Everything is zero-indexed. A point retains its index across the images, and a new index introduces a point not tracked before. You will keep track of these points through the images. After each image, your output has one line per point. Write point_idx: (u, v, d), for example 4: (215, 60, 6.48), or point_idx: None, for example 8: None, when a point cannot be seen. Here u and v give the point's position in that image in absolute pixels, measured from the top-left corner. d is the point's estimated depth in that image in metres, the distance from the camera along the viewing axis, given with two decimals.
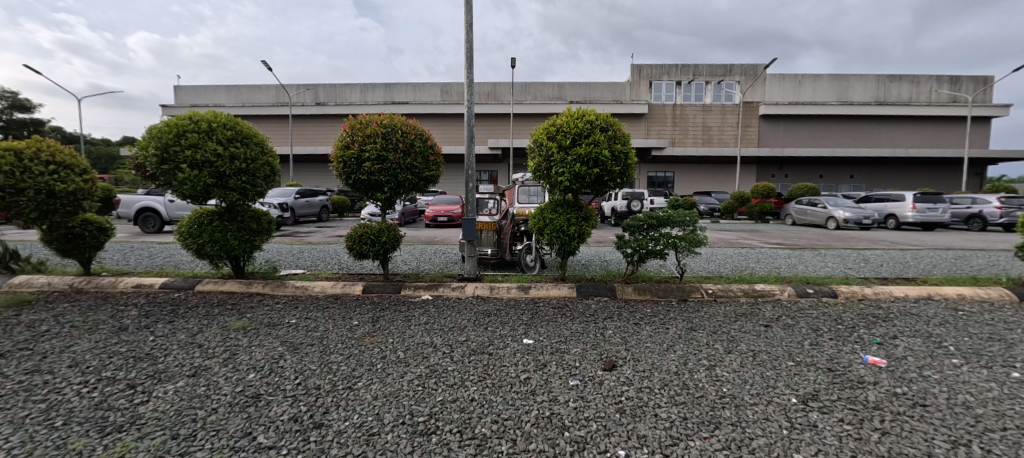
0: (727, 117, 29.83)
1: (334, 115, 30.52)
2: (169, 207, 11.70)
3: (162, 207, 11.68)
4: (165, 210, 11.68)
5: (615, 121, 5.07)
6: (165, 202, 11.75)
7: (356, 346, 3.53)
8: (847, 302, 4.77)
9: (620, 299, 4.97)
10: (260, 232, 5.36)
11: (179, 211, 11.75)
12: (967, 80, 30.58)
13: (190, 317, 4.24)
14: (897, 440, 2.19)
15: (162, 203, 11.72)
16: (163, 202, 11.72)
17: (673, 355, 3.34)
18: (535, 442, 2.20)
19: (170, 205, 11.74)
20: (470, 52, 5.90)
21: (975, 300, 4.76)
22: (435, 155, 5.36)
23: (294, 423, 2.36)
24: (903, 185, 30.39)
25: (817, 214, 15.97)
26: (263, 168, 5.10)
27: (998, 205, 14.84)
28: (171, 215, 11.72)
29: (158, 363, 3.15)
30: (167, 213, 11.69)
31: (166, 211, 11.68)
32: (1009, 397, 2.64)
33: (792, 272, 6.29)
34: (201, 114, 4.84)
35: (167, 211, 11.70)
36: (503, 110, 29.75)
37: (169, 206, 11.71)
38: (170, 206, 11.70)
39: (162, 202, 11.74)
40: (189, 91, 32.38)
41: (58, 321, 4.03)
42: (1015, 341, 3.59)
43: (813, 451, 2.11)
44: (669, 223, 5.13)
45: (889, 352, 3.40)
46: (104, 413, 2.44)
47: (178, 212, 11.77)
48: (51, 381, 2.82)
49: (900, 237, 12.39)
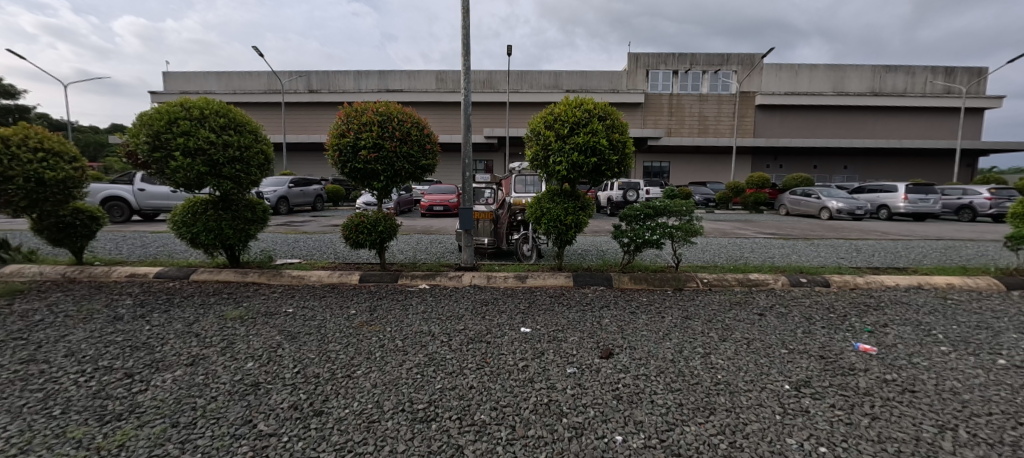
0: (723, 106, 29.91)
1: (326, 102, 30.11)
2: (139, 196, 11.54)
3: (131, 197, 11.52)
4: (135, 200, 11.53)
5: (613, 110, 5.05)
6: (133, 191, 11.55)
7: (354, 335, 3.53)
8: (840, 291, 4.85)
9: (617, 288, 5.01)
10: (255, 221, 5.32)
11: (150, 200, 11.65)
12: (963, 71, 30.80)
13: (186, 306, 4.23)
14: (887, 425, 2.24)
15: (131, 192, 11.54)
16: (133, 191, 11.53)
17: (669, 343, 3.39)
18: (534, 429, 2.23)
19: (139, 194, 11.56)
20: (467, 39, 5.83)
21: (963, 289, 4.86)
22: (432, 143, 5.31)
23: (294, 410, 2.38)
24: (896, 175, 30.68)
25: (811, 204, 16.10)
26: (257, 156, 5.03)
27: (988, 196, 15.01)
28: (141, 204, 11.60)
29: (155, 352, 3.14)
30: (137, 202, 11.56)
31: (136, 201, 11.55)
32: (995, 382, 2.71)
33: (785, 262, 6.38)
34: (194, 101, 4.76)
35: (136, 200, 11.56)
36: (500, 98, 29.55)
37: (139, 195, 11.55)
38: (140, 196, 11.55)
39: (131, 192, 11.54)
40: (179, 79, 31.76)
41: (53, 310, 3.99)
42: (1001, 329, 3.66)
43: (805, 435, 2.16)
44: (666, 213, 5.12)
45: (880, 340, 3.47)
46: (102, 401, 2.44)
47: (148, 201, 11.65)
48: (47, 371, 2.80)
49: (890, 227, 12.56)
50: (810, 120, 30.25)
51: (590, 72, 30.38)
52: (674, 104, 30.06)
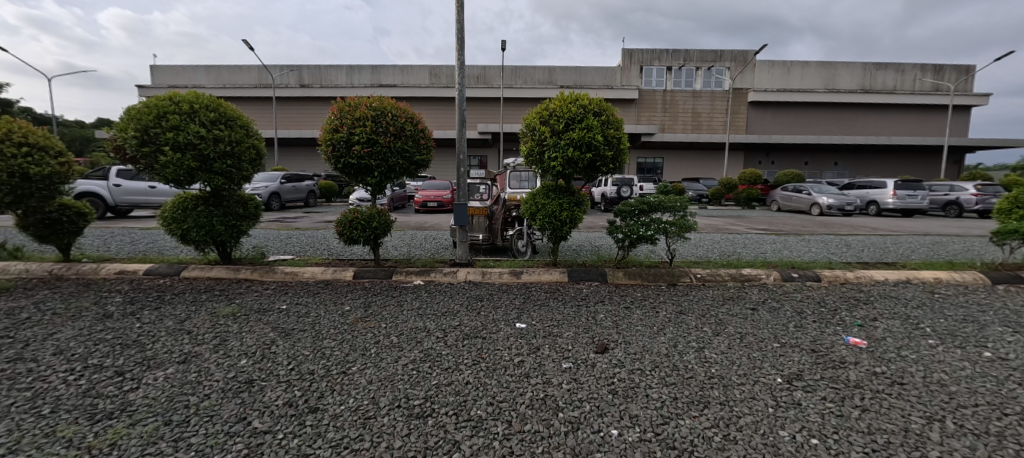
0: (717, 103, 30.03)
1: (319, 97, 29.80)
2: (114, 192, 11.35)
3: (106, 193, 11.32)
4: (110, 196, 11.34)
5: (608, 106, 5.05)
6: (109, 187, 11.36)
7: (349, 332, 3.51)
8: (830, 286, 4.92)
9: (611, 283, 5.04)
10: (246, 218, 5.26)
11: (127, 195, 11.49)
12: (951, 69, 31.19)
13: (177, 303, 4.18)
14: (876, 416, 2.29)
15: (106, 188, 11.35)
16: (108, 187, 11.34)
17: (664, 338, 3.42)
18: (530, 423, 2.24)
19: (114, 190, 11.37)
20: (462, 33, 5.78)
21: (950, 283, 4.95)
22: (426, 139, 5.28)
23: (289, 408, 2.36)
24: (884, 171, 31.10)
25: (802, 200, 16.27)
26: (249, 151, 4.96)
27: (974, 192, 15.28)
28: (117, 199, 11.42)
29: (146, 350, 3.10)
30: (112, 198, 11.37)
31: (111, 197, 11.36)
32: (980, 374, 2.77)
33: (777, 257, 6.45)
34: (183, 95, 4.68)
35: (112, 196, 11.37)
36: (494, 94, 29.45)
37: (114, 191, 11.36)
38: (115, 191, 11.36)
39: (106, 188, 11.35)
40: (167, 72, 31.23)
41: (39, 308, 3.93)
42: (987, 322, 3.74)
43: (797, 427, 2.19)
44: (660, 209, 5.16)
45: (869, 334, 3.52)
46: (93, 400, 2.41)
47: (125, 197, 11.49)
48: (36, 370, 2.76)
49: (880, 223, 12.72)
50: (801, 117, 30.50)
51: (584, 68, 30.40)
52: (668, 101, 30.13)
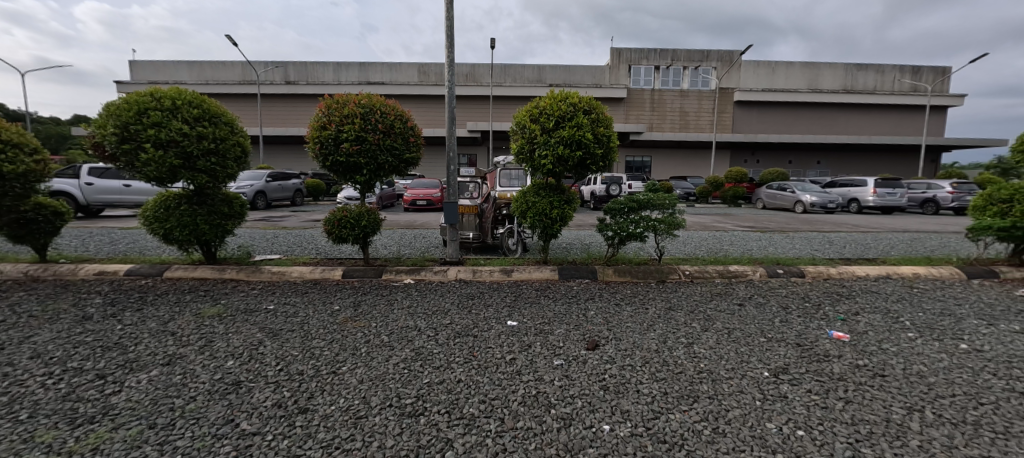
0: (703, 102, 30.40)
1: (305, 94, 29.40)
2: (86, 191, 11.05)
3: (78, 192, 11.03)
4: (82, 194, 11.04)
5: (598, 104, 5.08)
6: (81, 186, 11.05)
7: (338, 331, 3.48)
8: (814, 281, 5.03)
9: (601, 281, 5.07)
10: (231, 217, 5.16)
11: (99, 195, 11.19)
12: (928, 70, 32.04)
13: (160, 303, 4.10)
14: (860, 408, 2.34)
15: (78, 187, 11.04)
16: (79, 186, 11.03)
17: (653, 334, 3.45)
18: (522, 420, 2.24)
19: (87, 188, 11.07)
20: (451, 31, 5.75)
21: (928, 278, 5.09)
22: (415, 136, 5.24)
23: (278, 409, 2.33)
24: (864, 170, 31.87)
25: (786, 198, 16.56)
26: (234, 149, 4.87)
27: (950, 191, 15.74)
28: (89, 198, 11.11)
29: (129, 352, 3.03)
30: (83, 197, 11.07)
31: (84, 196, 11.07)
32: (957, 366, 2.86)
33: (763, 254, 6.57)
34: (164, 91, 4.56)
35: (84, 195, 11.08)
36: (483, 92, 29.37)
37: (86, 190, 11.06)
38: (87, 190, 11.06)
39: (77, 187, 11.04)
40: (147, 68, 30.49)
41: (15, 310, 3.81)
42: (963, 315, 3.86)
43: (783, 419, 2.24)
44: (649, 207, 5.20)
45: (852, 327, 3.61)
46: (73, 404, 2.34)
47: (97, 196, 11.20)
48: (12, 373, 2.68)
49: (861, 220, 13.04)
50: (785, 116, 31.06)
51: (573, 67, 30.49)
52: (655, 100, 30.41)
